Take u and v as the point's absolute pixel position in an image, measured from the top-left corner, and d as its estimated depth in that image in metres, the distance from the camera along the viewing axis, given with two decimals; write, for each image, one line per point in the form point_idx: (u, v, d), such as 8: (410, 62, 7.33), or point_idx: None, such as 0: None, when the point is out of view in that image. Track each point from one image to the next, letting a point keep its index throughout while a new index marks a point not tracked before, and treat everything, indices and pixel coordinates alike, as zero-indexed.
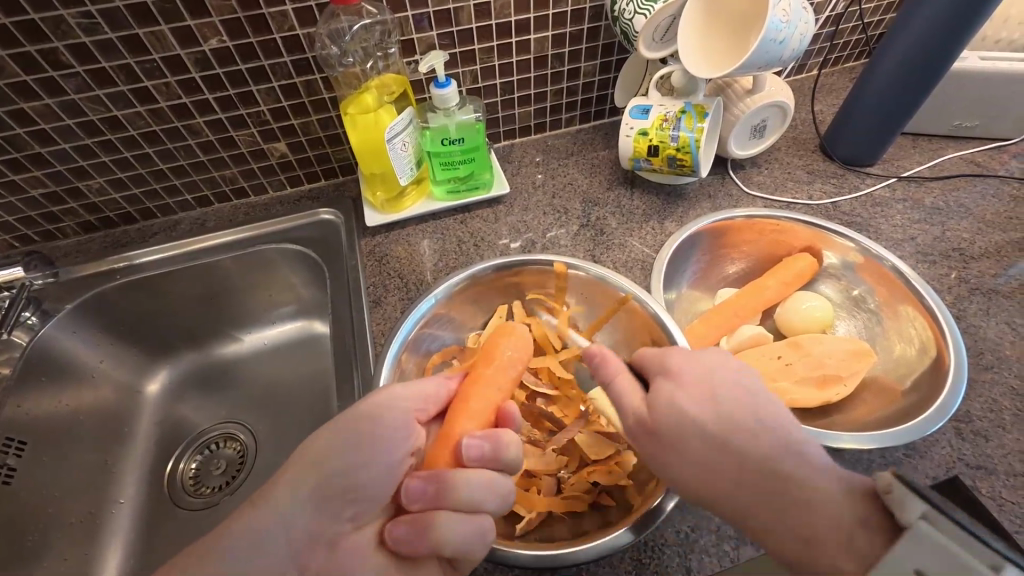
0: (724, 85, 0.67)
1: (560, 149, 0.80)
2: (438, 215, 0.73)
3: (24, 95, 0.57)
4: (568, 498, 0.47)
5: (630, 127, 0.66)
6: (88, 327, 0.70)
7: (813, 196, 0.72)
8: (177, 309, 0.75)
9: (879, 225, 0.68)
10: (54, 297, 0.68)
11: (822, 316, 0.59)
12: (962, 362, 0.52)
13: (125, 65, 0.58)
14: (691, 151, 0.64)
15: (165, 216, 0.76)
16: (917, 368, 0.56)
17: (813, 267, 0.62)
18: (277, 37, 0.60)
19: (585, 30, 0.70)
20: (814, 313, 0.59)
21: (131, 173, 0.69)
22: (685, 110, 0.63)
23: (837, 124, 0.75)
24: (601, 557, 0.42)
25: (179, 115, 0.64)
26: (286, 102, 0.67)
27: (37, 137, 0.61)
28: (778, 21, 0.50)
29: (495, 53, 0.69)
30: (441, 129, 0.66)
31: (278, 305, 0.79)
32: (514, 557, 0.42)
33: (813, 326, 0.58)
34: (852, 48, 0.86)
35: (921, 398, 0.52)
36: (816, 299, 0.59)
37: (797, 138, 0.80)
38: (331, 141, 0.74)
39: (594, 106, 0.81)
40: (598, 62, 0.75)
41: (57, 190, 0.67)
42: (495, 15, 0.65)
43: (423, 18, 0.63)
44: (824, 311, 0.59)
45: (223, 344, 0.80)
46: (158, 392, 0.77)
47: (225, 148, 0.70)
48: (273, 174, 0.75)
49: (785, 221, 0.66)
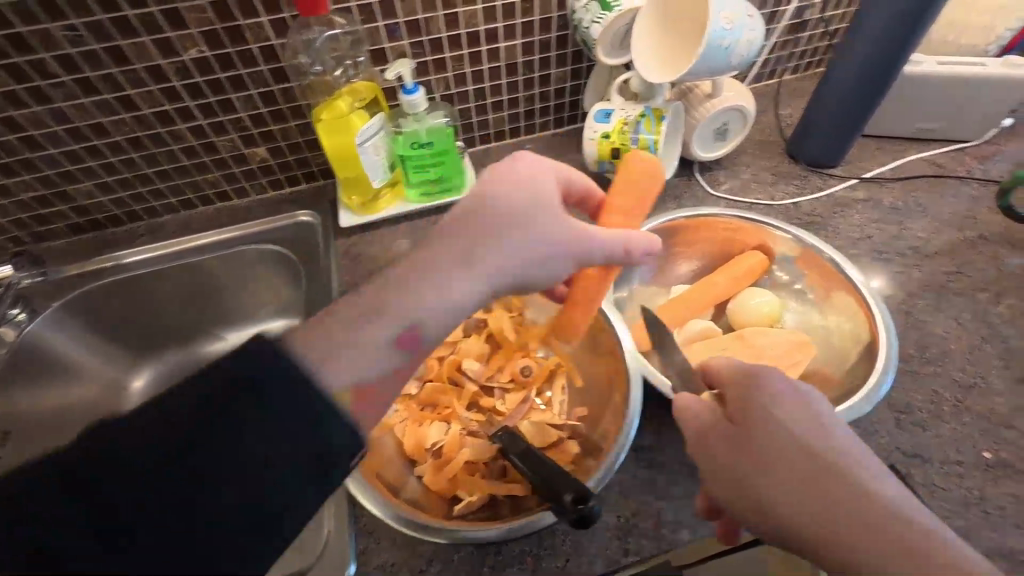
0: (685, 90, 0.70)
1: (534, 153, 0.83)
2: (412, 216, 0.76)
3: (14, 104, 0.61)
4: (512, 482, 0.47)
5: (593, 130, 0.68)
6: (76, 326, 0.73)
7: (775, 197, 0.74)
8: (162, 308, 0.78)
9: (836, 224, 0.70)
10: (42, 297, 0.71)
11: (769, 311, 0.60)
12: (892, 345, 0.54)
13: (109, 75, 0.62)
14: (650, 154, 0.66)
15: (151, 219, 0.79)
16: (851, 356, 0.58)
17: (763, 263, 0.63)
18: (254, 47, 0.64)
19: (553, 38, 0.73)
20: (762, 309, 0.60)
21: (118, 177, 0.72)
22: (644, 115, 0.65)
23: (802, 128, 0.76)
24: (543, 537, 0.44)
25: (161, 120, 0.67)
26: (264, 109, 0.70)
27: (26, 143, 0.64)
28: (720, 29, 0.52)
29: (466, 61, 0.72)
30: (411, 134, 0.69)
31: (259, 304, 0.82)
32: (461, 534, 0.43)
33: (764, 320, 0.59)
34: (822, 53, 0.88)
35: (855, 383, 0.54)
36: (764, 294, 0.61)
37: (764, 141, 0.82)
38: (311, 146, 0.77)
39: (567, 111, 0.84)
40: (569, 69, 0.78)
41: (47, 194, 0.70)
42: (464, 24, 0.68)
43: (396, 28, 0.66)
44: (772, 305, 0.60)
45: (207, 341, 0.83)
46: (143, 388, 0.79)
47: (208, 153, 0.73)
48: (255, 177, 0.78)
49: (736, 219, 0.66)
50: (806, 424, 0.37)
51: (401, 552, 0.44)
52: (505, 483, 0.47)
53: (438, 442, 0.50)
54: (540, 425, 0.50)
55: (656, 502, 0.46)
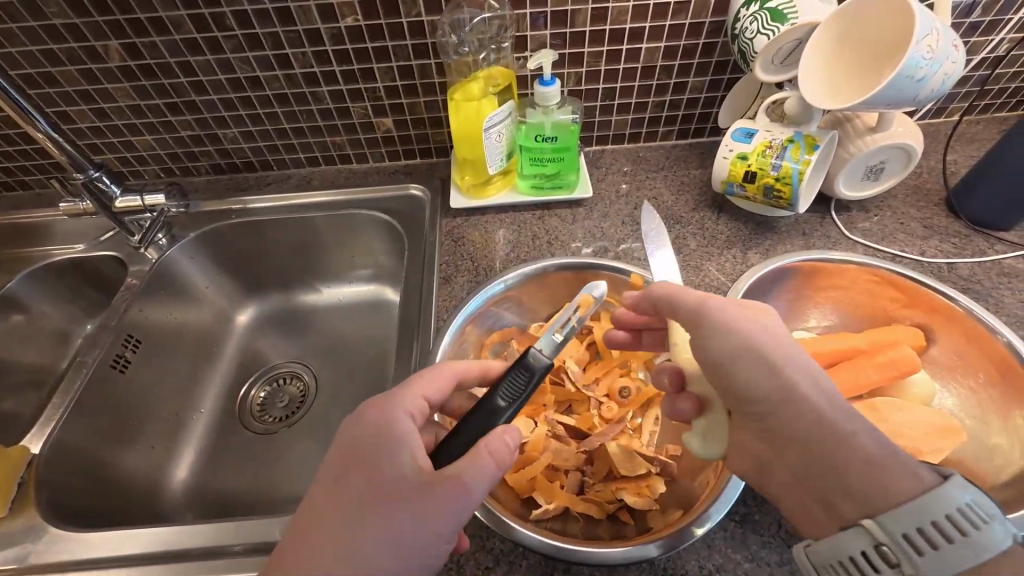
0: (843, 118, 0.62)
1: (651, 162, 0.79)
2: (519, 207, 0.75)
3: (192, 50, 0.67)
4: (588, 501, 0.47)
5: (729, 149, 0.64)
6: (202, 256, 0.81)
7: (926, 252, 0.65)
8: (273, 253, 0.84)
9: (1001, 296, 0.60)
10: (181, 225, 0.79)
11: (921, 391, 0.53)
12: None
13: (274, 33, 0.66)
14: (791, 183, 0.61)
15: (279, 169, 0.84)
16: (1014, 461, 0.49)
17: (918, 338, 0.57)
18: (404, 21, 0.65)
19: (700, 45, 0.69)
20: (914, 388, 0.53)
21: (260, 128, 0.78)
22: (794, 140, 0.60)
23: (970, 182, 0.66)
24: (631, 562, 0.42)
25: (307, 82, 0.72)
26: (400, 81, 0.72)
27: (194, 86, 0.71)
28: (919, 57, 0.46)
29: (603, 58, 0.69)
30: (537, 125, 0.67)
31: (357, 266, 0.85)
32: (523, 539, 0.43)
33: (916, 401, 0.53)
34: (1009, 96, 0.77)
35: (1014, 497, 0.47)
36: (919, 372, 0.54)
37: (919, 187, 0.72)
38: (433, 124, 0.78)
39: (694, 123, 0.79)
40: (708, 79, 0.73)
41: (199, 134, 0.78)
42: (610, 21, 0.66)
43: (540, 16, 0.65)
44: (926, 386, 0.53)
45: (305, 292, 0.88)
46: (245, 323, 0.86)
47: (341, 117, 0.76)
48: (377, 146, 0.81)
49: (876, 273, 0.61)
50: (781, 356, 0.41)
51: (470, 544, 0.44)
52: (582, 501, 0.47)
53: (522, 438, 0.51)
54: (627, 451, 0.48)
55: (744, 562, 0.43)
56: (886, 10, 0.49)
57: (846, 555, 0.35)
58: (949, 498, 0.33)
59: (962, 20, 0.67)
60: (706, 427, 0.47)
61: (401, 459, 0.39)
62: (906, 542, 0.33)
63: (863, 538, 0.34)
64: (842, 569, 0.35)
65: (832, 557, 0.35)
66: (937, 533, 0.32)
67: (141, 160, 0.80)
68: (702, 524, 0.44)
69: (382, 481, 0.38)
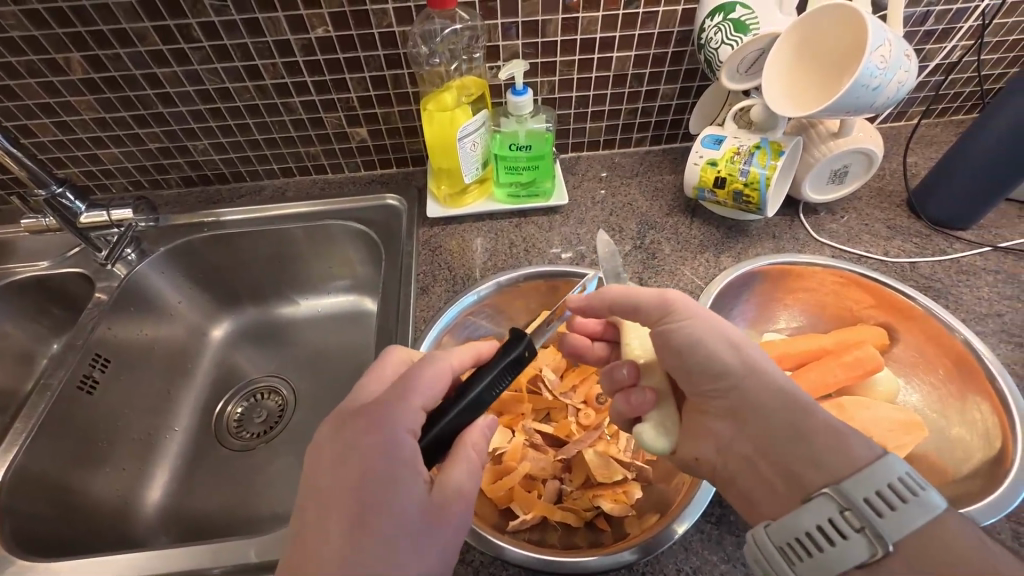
0: (807, 124, 0.64)
1: (626, 168, 0.80)
2: (495, 215, 0.75)
3: (158, 62, 0.66)
4: (565, 510, 0.48)
5: (699, 155, 0.65)
6: (174, 270, 0.79)
7: (889, 252, 0.67)
8: (248, 266, 0.82)
9: (960, 293, 0.62)
10: (151, 240, 0.78)
11: (885, 388, 0.55)
12: None
13: (243, 44, 0.65)
14: (759, 188, 0.62)
15: (252, 180, 0.83)
16: (976, 454, 0.51)
17: (882, 337, 0.58)
18: (376, 32, 0.65)
19: (669, 54, 0.70)
20: (878, 385, 0.55)
21: (231, 139, 0.76)
22: (760, 146, 0.61)
23: (930, 183, 0.69)
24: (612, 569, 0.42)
25: (279, 93, 0.71)
26: (373, 92, 0.72)
27: (161, 98, 0.70)
28: (872, 67, 0.48)
29: (575, 67, 0.70)
30: (511, 134, 0.68)
31: (335, 277, 0.84)
32: (501, 552, 0.43)
33: (880, 398, 0.55)
34: (964, 100, 0.80)
35: (976, 488, 0.48)
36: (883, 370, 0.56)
37: (882, 189, 0.75)
38: (408, 133, 0.78)
39: (666, 130, 0.80)
40: (678, 87, 0.74)
41: (168, 146, 0.76)
42: (581, 31, 0.66)
43: (512, 26, 0.66)
44: (889, 383, 0.55)
45: (281, 304, 0.86)
46: (220, 337, 0.84)
47: (314, 127, 0.76)
48: (352, 156, 0.80)
49: (843, 275, 0.62)
50: (741, 350, 0.43)
51: None
52: (559, 509, 0.47)
53: (499, 448, 0.52)
54: (604, 457, 0.49)
55: (720, 564, 0.43)
56: (841, 20, 0.50)
57: (804, 529, 0.35)
58: (895, 466, 0.34)
59: (917, 28, 0.70)
60: (660, 419, 0.46)
61: (399, 478, 0.37)
62: (866, 506, 0.34)
63: (828, 505, 0.35)
64: (808, 542, 0.35)
65: (795, 530, 0.35)
66: (893, 495, 0.33)
67: (108, 173, 0.79)
68: (679, 526, 0.44)
69: (387, 508, 0.36)
